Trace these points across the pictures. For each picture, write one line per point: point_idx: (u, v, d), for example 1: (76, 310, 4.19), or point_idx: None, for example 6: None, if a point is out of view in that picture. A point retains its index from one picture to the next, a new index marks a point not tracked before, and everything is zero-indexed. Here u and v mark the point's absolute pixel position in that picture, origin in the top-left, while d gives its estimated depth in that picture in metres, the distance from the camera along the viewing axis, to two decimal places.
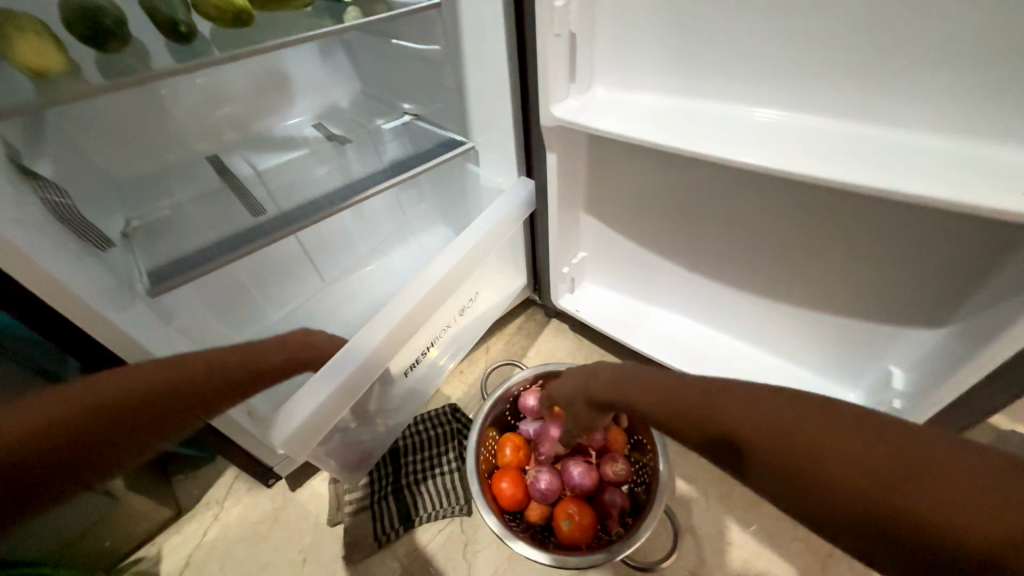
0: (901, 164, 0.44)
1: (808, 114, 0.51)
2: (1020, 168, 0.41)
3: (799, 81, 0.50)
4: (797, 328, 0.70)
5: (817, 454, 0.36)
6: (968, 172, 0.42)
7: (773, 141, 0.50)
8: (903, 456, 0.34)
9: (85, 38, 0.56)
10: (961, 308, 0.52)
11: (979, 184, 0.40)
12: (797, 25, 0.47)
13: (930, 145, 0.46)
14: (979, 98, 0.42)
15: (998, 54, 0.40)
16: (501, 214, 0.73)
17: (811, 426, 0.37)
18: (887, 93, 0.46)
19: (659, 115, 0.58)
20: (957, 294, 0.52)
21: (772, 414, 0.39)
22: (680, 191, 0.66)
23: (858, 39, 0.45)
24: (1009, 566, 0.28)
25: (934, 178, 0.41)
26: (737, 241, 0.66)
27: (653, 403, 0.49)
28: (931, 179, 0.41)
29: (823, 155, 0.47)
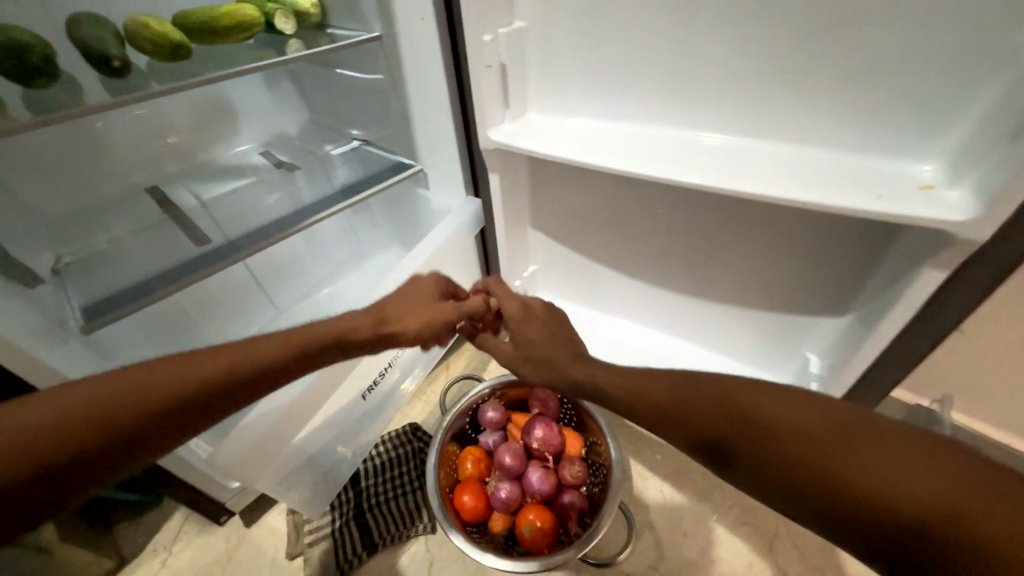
0: (790, 176, 0.50)
1: (714, 134, 0.58)
2: (882, 176, 0.49)
3: (703, 106, 0.57)
4: (727, 325, 0.76)
5: (766, 430, 0.36)
6: (843, 181, 0.49)
7: (688, 158, 0.56)
8: (849, 428, 0.35)
9: (9, 75, 0.55)
10: (856, 296, 0.59)
11: (851, 191, 0.47)
12: (694, 57, 0.54)
13: (811, 158, 0.53)
14: (843, 118, 0.50)
15: (851, 79, 0.47)
16: (454, 227, 0.76)
17: (761, 403, 0.38)
18: (774, 115, 0.53)
19: (588, 138, 0.63)
20: (852, 285, 0.59)
21: (726, 394, 0.40)
22: (613, 204, 0.72)
23: (744, 66, 0.52)
24: (939, 529, 0.29)
25: (815, 187, 0.48)
26: (667, 249, 0.72)
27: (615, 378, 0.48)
28: (812, 187, 0.48)
29: (728, 170, 0.53)
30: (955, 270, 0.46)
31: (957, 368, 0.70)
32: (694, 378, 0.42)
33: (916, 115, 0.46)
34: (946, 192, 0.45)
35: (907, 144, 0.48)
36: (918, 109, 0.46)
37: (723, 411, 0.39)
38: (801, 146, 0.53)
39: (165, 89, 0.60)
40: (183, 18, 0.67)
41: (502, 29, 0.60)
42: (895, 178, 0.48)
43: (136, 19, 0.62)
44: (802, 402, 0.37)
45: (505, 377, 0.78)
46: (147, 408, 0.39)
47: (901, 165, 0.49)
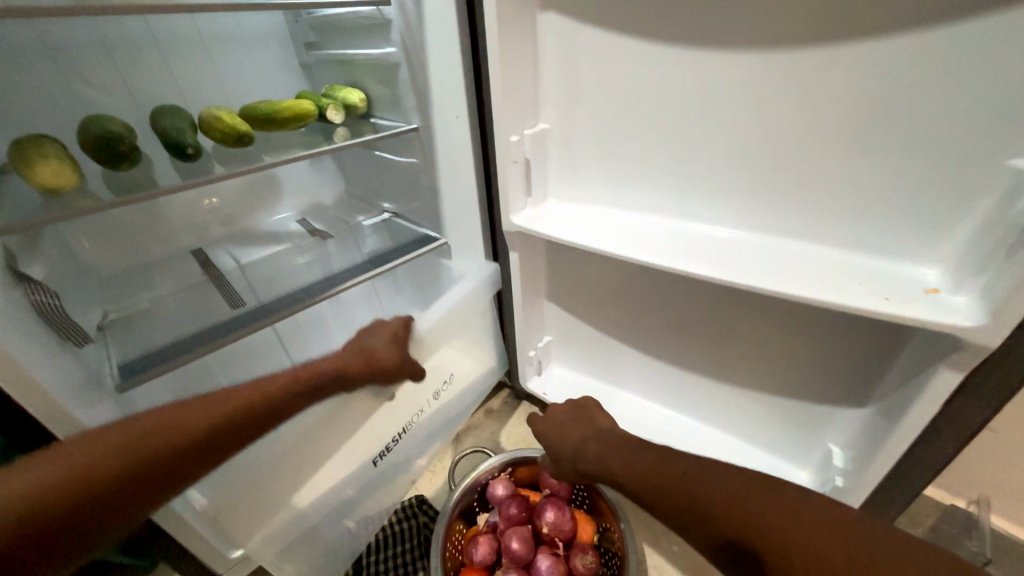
0: (796, 271, 0.53)
1: (723, 227, 0.62)
2: (887, 277, 0.51)
3: (709, 201, 0.61)
4: (743, 408, 0.75)
5: (778, 544, 0.40)
6: (849, 278, 0.51)
7: (699, 249, 0.59)
8: (861, 558, 0.37)
9: (100, 159, 0.63)
10: (873, 389, 0.59)
11: (858, 290, 0.49)
12: (699, 159, 0.60)
13: (819, 254, 0.56)
14: (846, 219, 0.53)
15: (848, 187, 0.52)
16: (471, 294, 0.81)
17: (777, 517, 0.42)
18: (780, 214, 0.57)
19: (603, 225, 0.67)
20: (870, 377, 0.59)
21: (743, 506, 0.43)
22: (627, 284, 0.75)
23: (748, 169, 0.57)
24: None
25: (822, 284, 0.50)
26: (680, 328, 0.73)
27: (637, 482, 0.53)
28: (819, 285, 0.50)
29: (737, 262, 0.56)
30: (970, 373, 0.46)
31: (991, 467, 0.66)
32: (711, 486, 0.46)
33: (914, 223, 0.49)
34: (951, 297, 0.47)
35: (907, 248, 0.51)
36: (918, 219, 0.49)
37: (739, 519, 0.43)
38: (808, 242, 0.57)
39: (228, 173, 0.68)
40: (249, 111, 0.77)
41: (527, 131, 0.68)
42: (898, 279, 0.50)
43: (210, 112, 0.72)
44: (820, 523, 0.40)
45: (516, 452, 0.77)
46: (140, 453, 0.45)
47: (904, 267, 0.51)
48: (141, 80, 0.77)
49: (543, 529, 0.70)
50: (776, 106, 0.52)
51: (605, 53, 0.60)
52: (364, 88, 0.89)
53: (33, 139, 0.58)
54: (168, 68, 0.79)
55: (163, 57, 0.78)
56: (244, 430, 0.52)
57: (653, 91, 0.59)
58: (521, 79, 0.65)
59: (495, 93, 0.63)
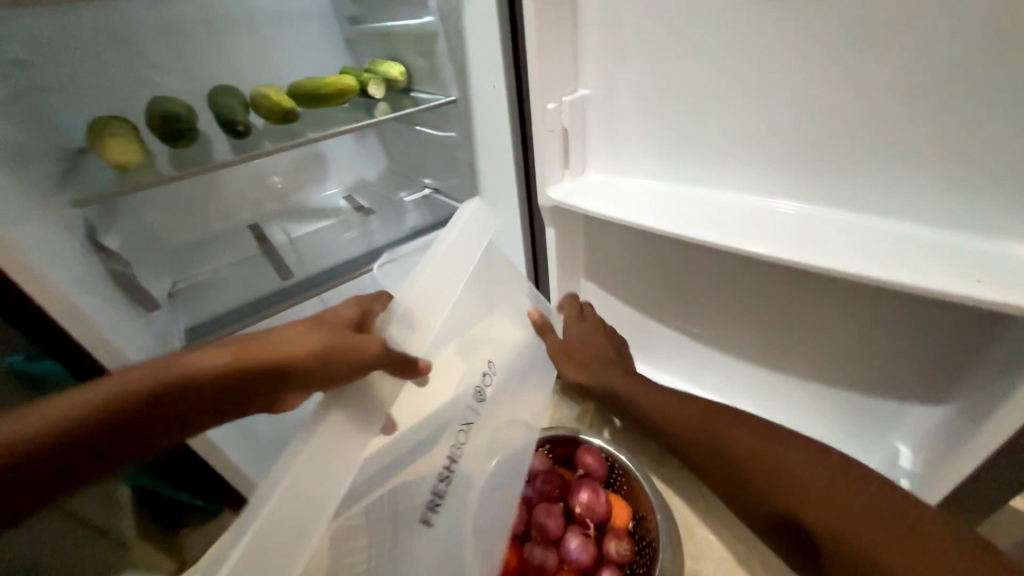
0: (865, 250, 0.47)
1: (782, 200, 0.56)
2: (984, 257, 0.44)
3: (765, 170, 0.56)
4: (798, 400, 0.69)
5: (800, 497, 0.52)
6: (931, 258, 0.45)
7: (754, 225, 0.54)
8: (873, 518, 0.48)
9: (162, 138, 0.68)
10: (957, 386, 0.52)
11: (941, 272, 0.42)
12: (754, 124, 0.54)
13: (899, 231, 0.49)
14: (933, 188, 0.46)
15: (937, 153, 0.45)
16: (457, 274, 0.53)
17: (818, 487, 0.52)
18: (850, 186, 0.51)
19: (646, 199, 0.63)
20: (953, 372, 0.52)
21: (785, 466, 0.54)
22: (672, 263, 0.71)
23: (817, 134, 0.51)
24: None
25: (895, 264, 0.45)
26: (729, 311, 0.69)
27: (660, 406, 0.65)
28: (892, 265, 0.44)
29: (795, 239, 0.51)
30: None
31: None
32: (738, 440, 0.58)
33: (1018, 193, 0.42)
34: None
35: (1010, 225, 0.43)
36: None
37: (769, 478, 0.55)
38: (886, 218, 0.50)
39: (274, 148, 0.71)
40: (295, 87, 0.79)
41: (566, 98, 0.64)
42: (993, 260, 0.43)
43: (259, 90, 0.74)
44: (866, 510, 0.49)
45: (555, 430, 0.77)
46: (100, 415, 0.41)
47: (1005, 247, 0.44)
48: (199, 60, 0.81)
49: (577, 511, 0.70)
50: (855, 57, 0.45)
51: (652, 9, 0.55)
52: (405, 61, 0.88)
53: (105, 121, 0.63)
54: (222, 48, 0.83)
55: (217, 37, 0.82)
56: (203, 407, 0.42)
57: (707, 49, 0.53)
58: (560, 43, 0.61)
59: (532, 59, 0.60)
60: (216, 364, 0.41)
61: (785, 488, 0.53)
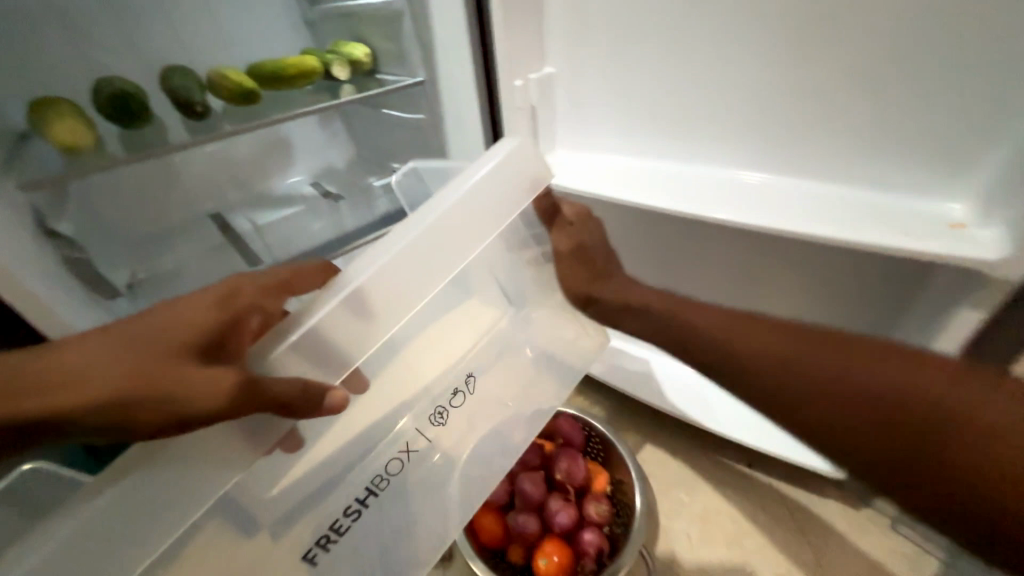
0: (818, 213, 0.51)
1: (741, 171, 0.59)
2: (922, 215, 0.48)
3: (723, 143, 0.59)
4: None
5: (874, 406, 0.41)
6: (876, 219, 0.48)
7: (717, 194, 0.57)
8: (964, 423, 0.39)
9: (114, 119, 0.64)
10: (900, 324, 0.59)
11: (884, 229, 0.46)
12: (712, 98, 0.57)
13: (847, 194, 0.53)
14: (871, 153, 0.50)
15: (874, 120, 0.49)
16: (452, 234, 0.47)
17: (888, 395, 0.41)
18: (800, 154, 0.54)
19: (614, 173, 0.65)
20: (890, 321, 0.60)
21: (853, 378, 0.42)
22: (641, 237, 0.74)
23: (768, 105, 0.54)
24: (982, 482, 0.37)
25: (843, 224, 0.48)
26: (696, 281, 0.74)
27: (704, 320, 0.50)
28: (841, 225, 0.48)
29: (754, 206, 0.54)
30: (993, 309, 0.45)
31: None
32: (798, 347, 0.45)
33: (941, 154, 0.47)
34: (975, 231, 0.44)
35: (934, 184, 0.48)
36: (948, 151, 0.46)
37: (841, 391, 0.42)
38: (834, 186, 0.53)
39: (236, 129, 0.68)
40: (256, 67, 0.76)
41: (533, 75, 0.65)
42: (930, 217, 0.47)
43: (218, 70, 0.72)
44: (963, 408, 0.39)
45: None
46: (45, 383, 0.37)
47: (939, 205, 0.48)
48: (147, 39, 0.77)
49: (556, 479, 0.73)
50: (806, 37, 0.49)
51: None
52: (371, 44, 0.86)
53: (49, 100, 0.60)
54: (172, 25, 0.79)
55: (167, 14, 0.78)
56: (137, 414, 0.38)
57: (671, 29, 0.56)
58: (525, 21, 0.62)
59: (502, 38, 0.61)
60: (218, 404, 0.37)
61: (846, 391, 0.42)
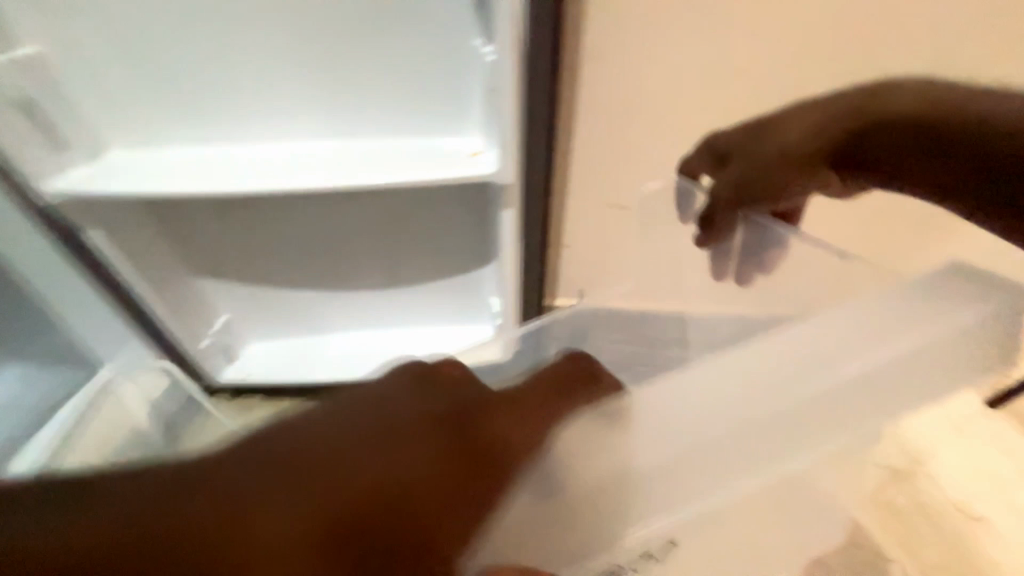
0: (364, 167, 0.58)
1: (301, 138, 0.62)
2: (446, 149, 0.60)
3: (287, 113, 0.60)
4: (429, 300, 0.82)
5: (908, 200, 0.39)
6: (419, 159, 0.59)
7: (281, 165, 0.60)
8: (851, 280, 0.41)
9: None
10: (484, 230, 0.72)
11: (425, 168, 0.57)
12: (242, 69, 0.57)
13: (389, 142, 0.61)
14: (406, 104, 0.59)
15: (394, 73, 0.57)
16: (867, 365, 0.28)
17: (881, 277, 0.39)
18: (340, 110, 0.60)
19: (186, 168, 0.60)
20: (481, 226, 0.73)
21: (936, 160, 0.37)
22: (269, 229, 0.73)
23: (303, 71, 0.57)
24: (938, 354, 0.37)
25: (383, 172, 0.57)
26: (350, 248, 0.76)
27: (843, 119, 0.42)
28: (381, 173, 0.57)
29: (313, 171, 0.58)
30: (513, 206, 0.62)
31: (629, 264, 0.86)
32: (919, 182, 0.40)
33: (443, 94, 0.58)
34: (484, 154, 0.58)
35: (449, 124, 0.60)
36: (451, 89, 0.58)
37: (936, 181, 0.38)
38: (411, 137, 0.61)
39: None
40: None
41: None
42: (450, 152, 0.59)
43: None
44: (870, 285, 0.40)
45: None
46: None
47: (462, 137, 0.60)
48: None
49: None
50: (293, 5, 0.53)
51: None
52: None
53: None
54: None
55: None
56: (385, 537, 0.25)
57: (177, 23, 0.53)
58: None
59: None
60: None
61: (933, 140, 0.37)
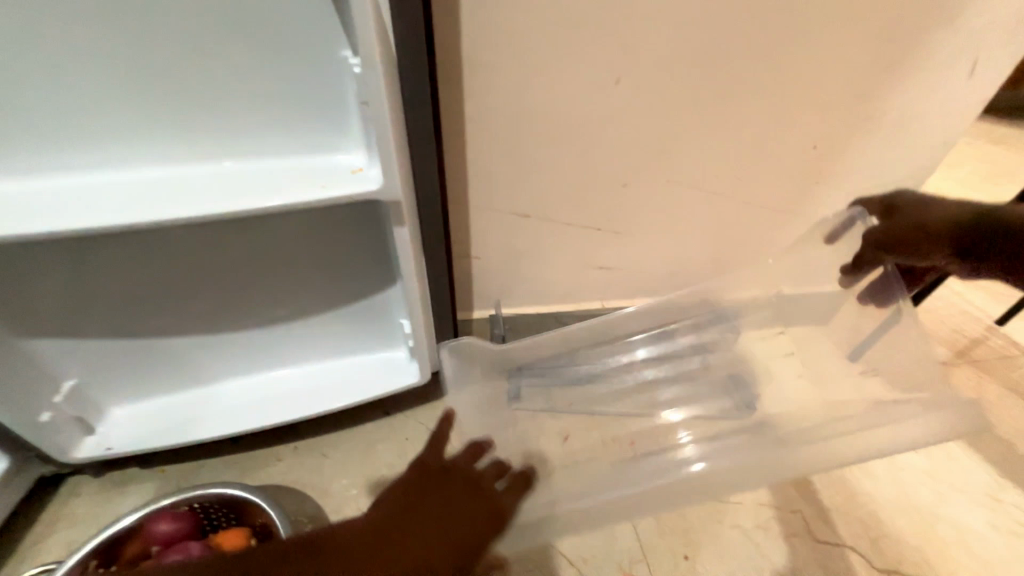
0: (229, 193, 0.52)
1: (159, 164, 0.55)
2: (324, 167, 0.56)
3: (132, 138, 0.53)
4: (335, 330, 0.77)
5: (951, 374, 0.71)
6: (293, 179, 0.54)
7: (128, 199, 0.52)
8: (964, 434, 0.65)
9: None
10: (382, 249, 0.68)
11: (301, 189, 0.52)
12: (65, 89, 0.49)
13: (262, 165, 0.56)
14: (272, 121, 0.54)
15: (255, 89, 0.52)
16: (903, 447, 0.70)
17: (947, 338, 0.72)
18: (199, 130, 0.54)
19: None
20: (380, 246, 0.68)
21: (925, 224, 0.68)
22: (129, 269, 0.63)
23: (143, 88, 0.51)
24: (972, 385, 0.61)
25: (252, 196, 0.52)
26: (233, 281, 0.68)
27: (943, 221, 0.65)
28: (249, 198, 0.51)
29: (168, 201, 0.51)
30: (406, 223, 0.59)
31: (544, 265, 0.86)
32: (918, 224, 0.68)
33: (314, 108, 0.54)
34: (368, 171, 0.55)
35: (327, 140, 0.56)
36: (321, 101, 0.54)
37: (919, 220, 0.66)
38: (291, 155, 0.57)
39: None
40: None
41: None
42: (329, 169, 0.55)
43: None
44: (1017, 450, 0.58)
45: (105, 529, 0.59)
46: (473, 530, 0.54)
47: (341, 154, 0.57)
48: None
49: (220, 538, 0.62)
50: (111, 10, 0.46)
51: None
52: None
53: None
54: None
55: None
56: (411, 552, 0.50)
57: None
58: None
59: None
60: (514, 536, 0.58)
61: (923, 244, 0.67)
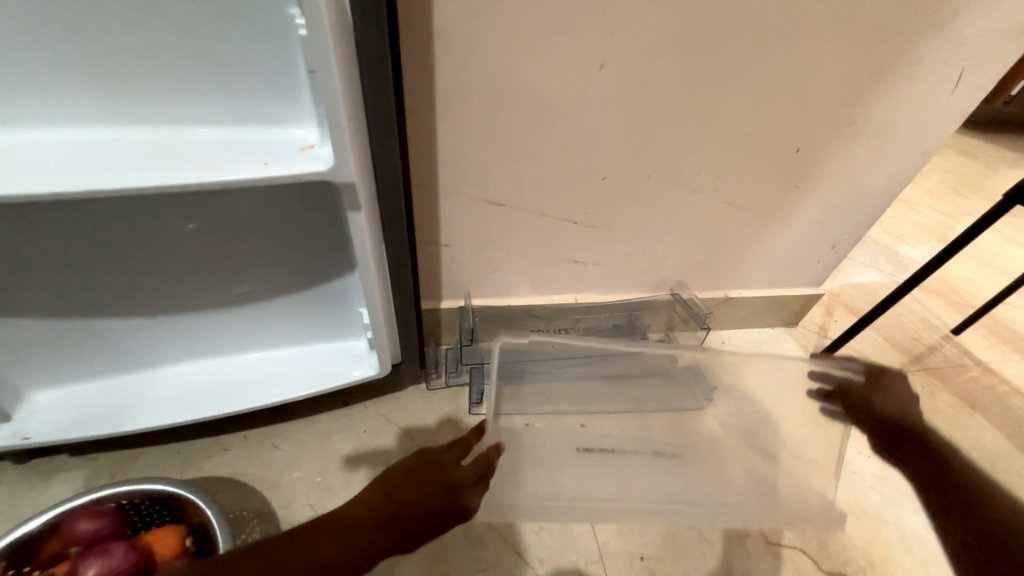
0: (155, 163, 0.46)
1: (77, 125, 0.48)
2: (272, 140, 0.50)
3: (37, 90, 0.45)
4: (289, 317, 0.72)
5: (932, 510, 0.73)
6: (232, 152, 0.48)
7: (35, 163, 0.45)
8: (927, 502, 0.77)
9: None
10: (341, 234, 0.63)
11: (239, 164, 0.46)
12: None
13: (200, 134, 0.50)
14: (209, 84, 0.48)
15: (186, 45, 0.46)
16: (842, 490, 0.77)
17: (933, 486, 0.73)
18: (122, 89, 0.47)
19: None
20: (339, 230, 0.63)
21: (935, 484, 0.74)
22: (45, 244, 0.56)
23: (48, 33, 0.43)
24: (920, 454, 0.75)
25: (181, 168, 0.45)
26: (172, 261, 0.62)
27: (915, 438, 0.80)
28: (177, 171, 0.45)
29: (84, 168, 0.45)
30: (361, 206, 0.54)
31: (517, 257, 0.83)
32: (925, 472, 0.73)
33: (257, 71, 0.48)
34: (321, 149, 0.49)
35: (275, 111, 0.50)
36: (266, 65, 0.48)
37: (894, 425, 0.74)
38: (232, 125, 0.50)
39: None
40: None
41: None
42: (277, 144, 0.50)
43: None
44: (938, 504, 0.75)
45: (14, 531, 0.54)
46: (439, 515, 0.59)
47: (292, 128, 0.51)
48: None
49: (149, 536, 0.58)
50: None
51: None
52: None
53: None
54: None
55: None
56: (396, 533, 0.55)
57: None
58: None
59: None
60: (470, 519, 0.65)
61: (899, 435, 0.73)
